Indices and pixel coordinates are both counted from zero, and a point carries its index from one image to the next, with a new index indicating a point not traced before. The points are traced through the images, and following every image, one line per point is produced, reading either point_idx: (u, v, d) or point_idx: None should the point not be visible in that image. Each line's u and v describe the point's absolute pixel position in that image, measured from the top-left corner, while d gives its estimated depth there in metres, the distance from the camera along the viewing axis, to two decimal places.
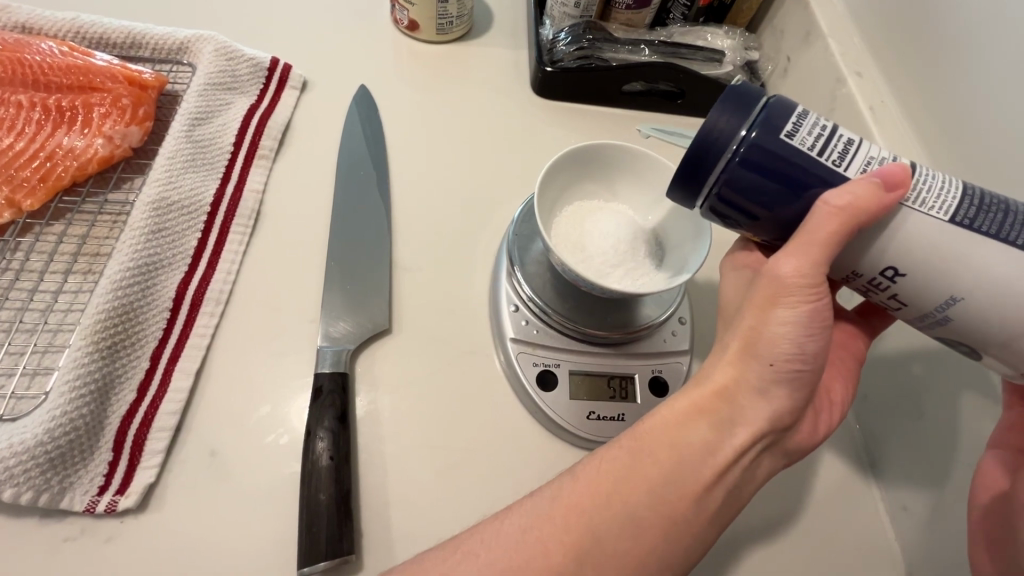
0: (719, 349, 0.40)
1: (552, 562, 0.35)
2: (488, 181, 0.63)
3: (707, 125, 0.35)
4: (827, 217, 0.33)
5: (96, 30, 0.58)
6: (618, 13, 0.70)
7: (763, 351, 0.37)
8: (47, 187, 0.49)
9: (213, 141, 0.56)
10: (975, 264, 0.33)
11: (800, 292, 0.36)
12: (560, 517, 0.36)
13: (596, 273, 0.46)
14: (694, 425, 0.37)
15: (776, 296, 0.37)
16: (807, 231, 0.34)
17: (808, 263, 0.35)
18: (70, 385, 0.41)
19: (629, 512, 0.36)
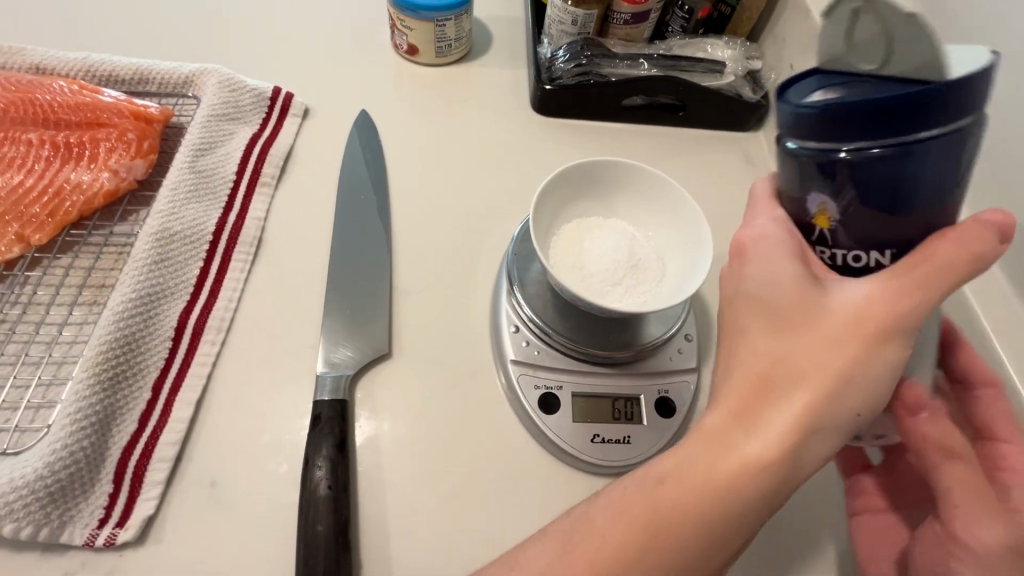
0: (772, 378, 0.31)
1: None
2: (488, 201, 0.63)
3: (965, 81, 0.24)
4: (966, 263, 0.29)
5: (105, 67, 0.60)
6: (617, 29, 0.71)
7: (833, 395, 0.30)
8: (55, 222, 0.50)
9: (217, 171, 0.57)
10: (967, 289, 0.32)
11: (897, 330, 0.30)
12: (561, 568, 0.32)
13: (598, 293, 0.46)
14: (744, 481, 0.30)
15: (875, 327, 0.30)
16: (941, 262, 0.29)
17: (913, 297, 0.29)
18: (71, 418, 0.41)
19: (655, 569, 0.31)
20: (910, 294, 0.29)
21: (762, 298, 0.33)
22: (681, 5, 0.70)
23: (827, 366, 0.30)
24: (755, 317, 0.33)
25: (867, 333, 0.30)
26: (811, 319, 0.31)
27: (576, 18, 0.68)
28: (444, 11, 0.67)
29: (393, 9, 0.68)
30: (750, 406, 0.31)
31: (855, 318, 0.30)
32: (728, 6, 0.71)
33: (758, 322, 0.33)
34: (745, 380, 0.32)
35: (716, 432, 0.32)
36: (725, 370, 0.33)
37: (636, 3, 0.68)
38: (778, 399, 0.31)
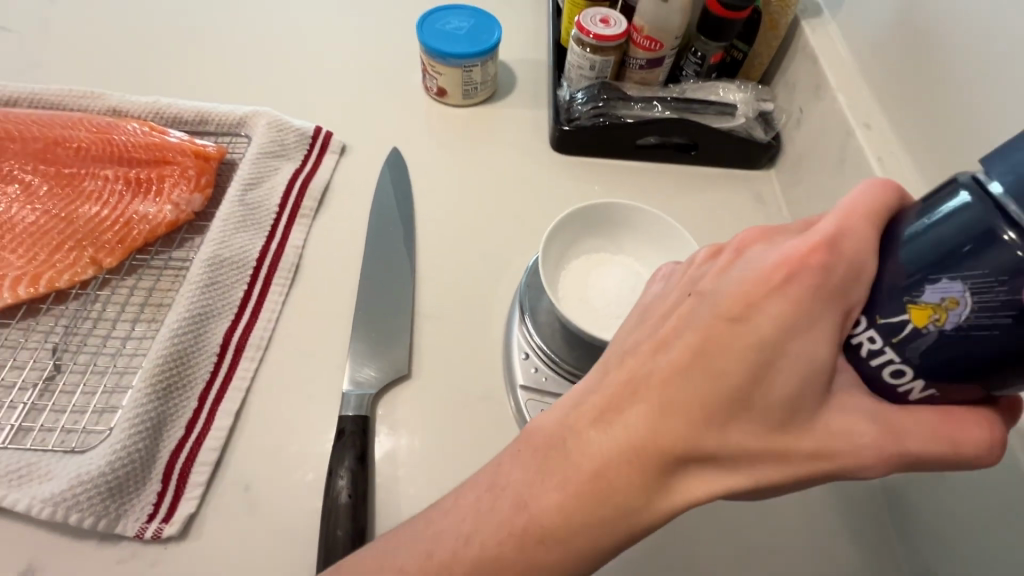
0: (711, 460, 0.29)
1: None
2: (506, 234, 0.67)
3: None
4: (975, 452, 0.29)
5: (171, 110, 0.68)
6: (633, 74, 0.76)
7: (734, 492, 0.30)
8: (124, 247, 0.57)
9: (262, 204, 0.63)
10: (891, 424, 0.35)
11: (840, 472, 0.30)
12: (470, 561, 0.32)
13: (604, 326, 0.49)
14: (622, 532, 0.30)
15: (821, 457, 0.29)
16: (951, 432, 0.29)
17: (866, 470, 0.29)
18: (130, 423, 0.47)
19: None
20: (869, 452, 0.29)
21: (768, 348, 0.28)
22: (694, 52, 0.74)
23: (754, 473, 0.30)
24: (751, 365, 0.28)
25: (801, 461, 0.29)
26: (782, 420, 0.29)
27: (593, 64, 0.73)
28: (471, 57, 0.73)
29: (425, 56, 0.74)
30: (672, 472, 0.30)
31: (811, 445, 0.29)
32: (740, 51, 0.74)
33: (742, 380, 0.28)
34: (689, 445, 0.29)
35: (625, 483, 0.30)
36: (672, 407, 0.29)
37: (650, 50, 0.73)
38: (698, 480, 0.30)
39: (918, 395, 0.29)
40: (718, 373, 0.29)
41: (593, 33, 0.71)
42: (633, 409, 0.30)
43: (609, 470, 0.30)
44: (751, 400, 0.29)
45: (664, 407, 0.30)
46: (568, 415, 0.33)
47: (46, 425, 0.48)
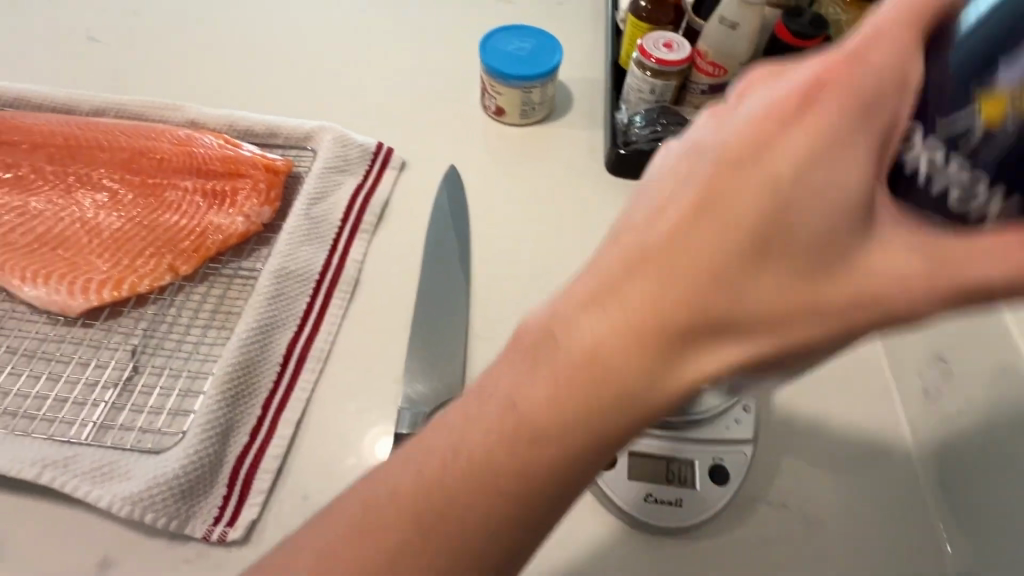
0: (733, 318, 0.28)
1: (487, 520, 0.30)
2: (560, 259, 0.67)
3: None
4: None
5: (244, 123, 0.71)
6: (693, 98, 0.75)
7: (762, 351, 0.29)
8: (199, 255, 0.59)
9: (325, 218, 0.65)
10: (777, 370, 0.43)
11: (878, 328, 0.28)
12: (483, 490, 0.30)
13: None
14: (637, 411, 0.29)
15: (854, 310, 0.28)
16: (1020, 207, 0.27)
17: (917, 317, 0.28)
18: (201, 428, 0.49)
19: (533, 476, 0.30)
20: (919, 295, 0.27)
21: (774, 197, 0.27)
22: None
23: (775, 333, 0.28)
24: (757, 214, 0.27)
25: (822, 309, 0.28)
26: (802, 262, 0.27)
27: (653, 87, 0.73)
28: (531, 79, 0.74)
29: (486, 76, 0.76)
30: (683, 341, 0.28)
31: (832, 295, 0.28)
32: None
33: (750, 232, 0.27)
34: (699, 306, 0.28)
35: (645, 352, 0.28)
36: (673, 272, 0.28)
37: (713, 75, 0.72)
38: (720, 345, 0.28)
39: (995, 214, 0.27)
40: (723, 220, 0.28)
41: (656, 57, 0.70)
42: (633, 284, 0.28)
43: (629, 338, 0.28)
44: (764, 218, 0.27)
45: (663, 267, 0.28)
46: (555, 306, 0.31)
47: (124, 424, 0.50)
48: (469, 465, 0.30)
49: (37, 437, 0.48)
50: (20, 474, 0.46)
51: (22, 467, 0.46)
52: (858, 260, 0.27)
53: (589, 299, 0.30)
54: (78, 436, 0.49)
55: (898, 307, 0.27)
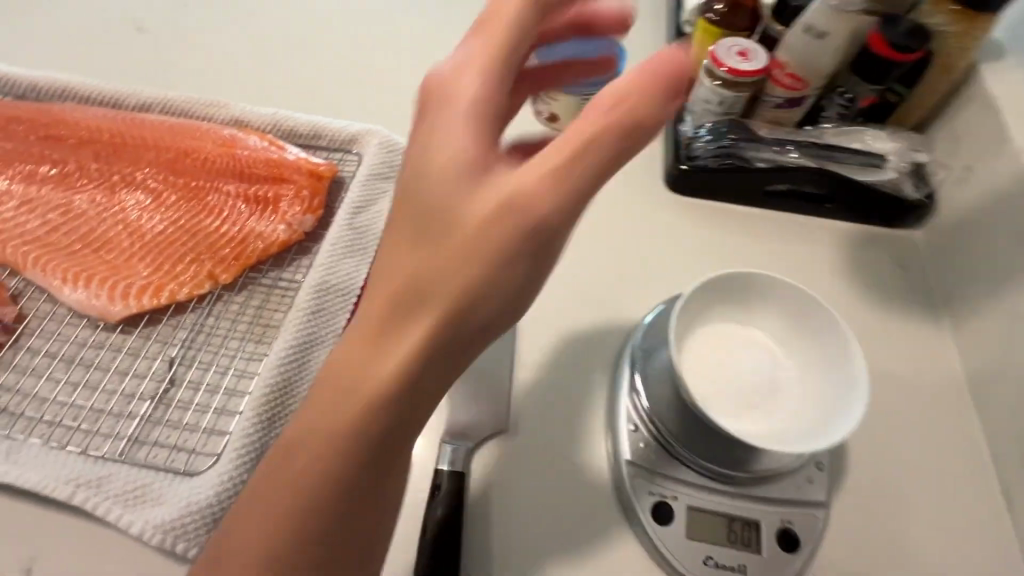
0: (456, 242, 0.30)
1: (320, 473, 0.30)
2: (614, 285, 0.63)
3: None
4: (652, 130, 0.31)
5: (289, 123, 0.68)
6: (766, 111, 0.69)
7: (496, 285, 0.30)
8: (239, 264, 0.57)
9: (369, 227, 0.62)
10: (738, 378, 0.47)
11: (522, 252, 0.30)
12: (322, 436, 0.30)
13: (760, 435, 0.43)
14: (411, 371, 0.30)
15: (507, 248, 0.29)
16: (630, 122, 0.31)
17: (544, 254, 0.30)
18: (237, 452, 0.46)
19: (358, 420, 0.30)
20: (496, 235, 0.29)
21: (445, 198, 0.30)
22: (842, 91, 0.66)
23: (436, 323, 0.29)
24: (428, 209, 0.31)
25: (409, 291, 0.30)
26: (438, 245, 0.30)
27: (722, 99, 0.67)
28: None
29: None
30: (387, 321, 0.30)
31: (417, 263, 0.30)
32: (897, 93, 0.65)
33: (428, 213, 0.31)
34: (422, 207, 0.31)
35: (463, 272, 0.29)
36: (432, 237, 0.30)
37: (793, 88, 0.65)
38: (444, 272, 0.29)
39: None
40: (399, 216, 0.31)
41: (728, 66, 0.64)
42: (392, 261, 0.31)
43: (412, 267, 0.30)
44: (413, 212, 0.31)
45: (420, 229, 0.31)
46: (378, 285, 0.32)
47: (159, 440, 0.48)
48: (314, 401, 0.31)
49: (72, 450, 0.47)
50: (54, 493, 0.45)
51: (56, 485, 0.45)
52: (481, 187, 0.30)
53: (421, 213, 0.31)
54: (111, 451, 0.47)
55: (532, 217, 0.29)
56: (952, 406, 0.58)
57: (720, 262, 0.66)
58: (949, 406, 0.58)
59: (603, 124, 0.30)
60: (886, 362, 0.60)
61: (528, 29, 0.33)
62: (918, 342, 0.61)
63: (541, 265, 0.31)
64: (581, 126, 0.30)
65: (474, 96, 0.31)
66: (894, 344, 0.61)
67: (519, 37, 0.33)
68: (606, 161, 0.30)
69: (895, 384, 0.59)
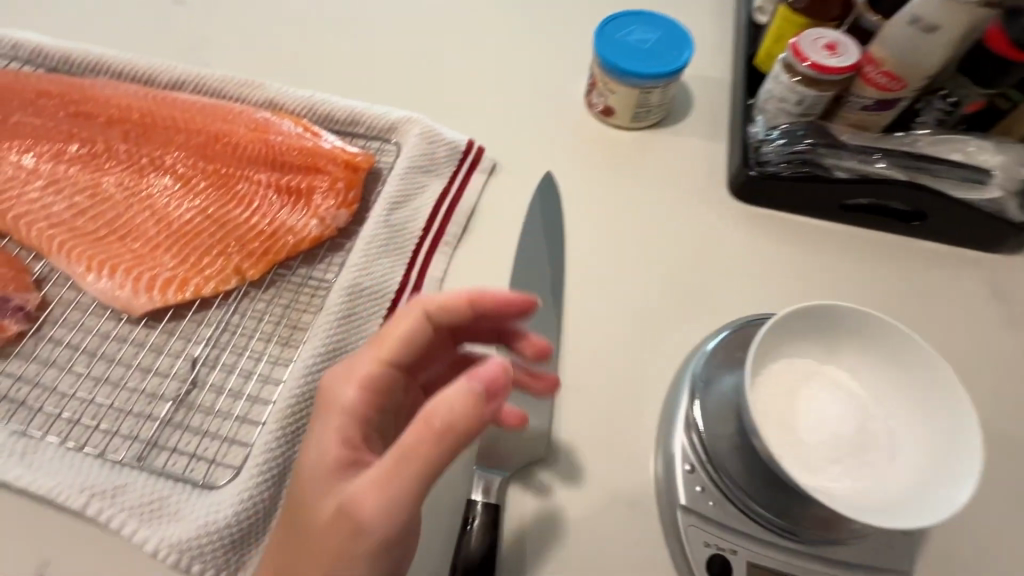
0: (326, 520, 0.35)
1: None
2: (668, 302, 0.57)
3: None
4: (443, 417, 0.33)
5: (325, 108, 0.64)
6: (850, 114, 0.61)
7: (362, 554, 0.34)
8: (267, 259, 0.54)
9: (406, 226, 0.58)
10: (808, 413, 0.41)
11: (362, 550, 0.34)
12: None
13: (848, 497, 0.37)
14: None
15: (345, 502, 0.34)
16: (443, 424, 0.33)
17: (397, 542, 0.35)
18: (257, 467, 0.43)
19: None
20: (345, 518, 0.34)
21: (301, 486, 0.37)
22: (944, 94, 0.58)
23: None
24: (308, 466, 0.37)
25: (303, 550, 0.36)
26: (301, 522, 0.36)
27: (802, 98, 0.59)
28: (655, 78, 0.62)
29: (598, 70, 0.64)
30: None
31: (302, 524, 0.36)
32: (1010, 99, 0.57)
33: (297, 480, 0.38)
34: (310, 468, 0.37)
35: (318, 508, 0.36)
36: (298, 515, 0.37)
37: (886, 89, 0.58)
38: (324, 532, 0.35)
39: None
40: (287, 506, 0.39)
41: (812, 60, 0.57)
42: (287, 524, 0.38)
43: (299, 527, 0.36)
44: (296, 489, 0.38)
45: (300, 487, 0.37)
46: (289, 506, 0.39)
47: (178, 447, 0.45)
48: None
49: (88, 453, 0.44)
50: (67, 501, 0.42)
51: (70, 493, 0.42)
52: (333, 489, 0.36)
53: (309, 502, 0.36)
54: (128, 456, 0.45)
55: (371, 530, 0.34)
56: None
57: (787, 281, 0.60)
58: None
59: (428, 414, 0.33)
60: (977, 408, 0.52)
61: (415, 345, 0.41)
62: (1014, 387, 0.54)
63: (395, 535, 0.34)
64: (403, 437, 0.33)
65: (360, 384, 0.39)
66: (987, 388, 0.54)
67: (406, 354, 0.41)
68: (434, 465, 0.33)
69: (987, 434, 0.52)
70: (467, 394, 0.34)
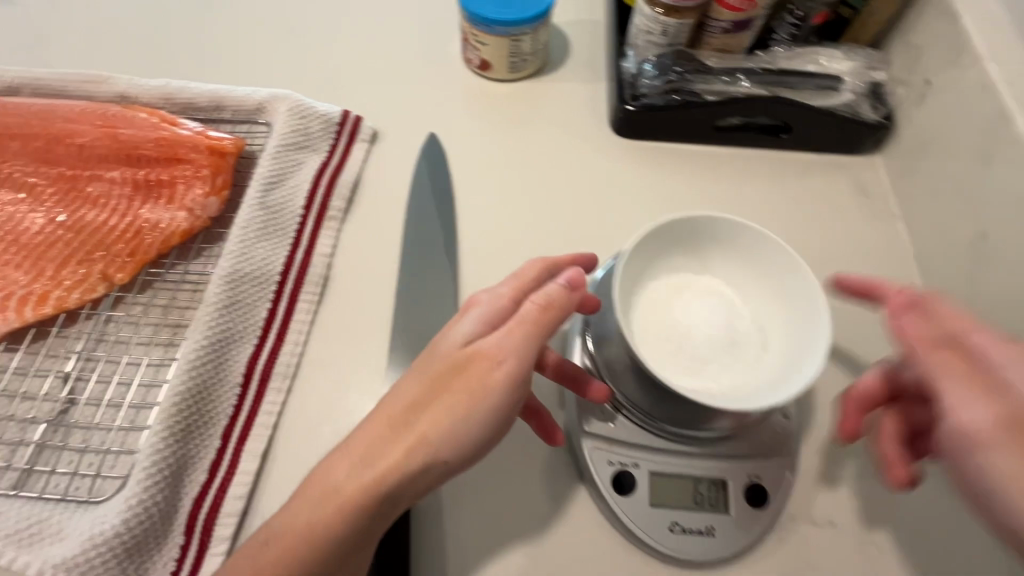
0: (465, 366, 0.36)
1: (338, 527, 0.33)
2: (564, 245, 0.58)
3: None
4: (555, 299, 0.38)
5: (182, 94, 0.60)
6: (713, 39, 0.62)
7: (496, 391, 0.35)
8: (136, 261, 0.51)
9: (285, 205, 0.55)
10: (682, 323, 0.42)
11: (482, 402, 0.35)
12: (340, 487, 0.34)
13: (724, 393, 0.39)
14: (430, 453, 0.34)
15: (485, 359, 0.36)
16: (550, 305, 0.38)
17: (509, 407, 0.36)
18: (146, 471, 0.42)
19: (397, 469, 0.34)
20: (479, 376, 0.36)
21: (441, 353, 0.37)
22: (792, 9, 0.61)
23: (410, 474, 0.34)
24: (450, 342, 0.37)
25: (433, 403, 0.35)
26: (436, 380, 0.36)
27: (666, 29, 0.60)
28: (522, 25, 0.62)
29: (465, 23, 0.63)
30: (384, 442, 0.34)
31: (436, 383, 0.36)
32: (850, 7, 0.62)
33: (435, 349, 0.38)
34: (453, 343, 0.37)
35: (462, 370, 0.36)
36: (432, 374, 0.36)
37: (739, 10, 0.59)
38: (462, 378, 0.36)
39: None
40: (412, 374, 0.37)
41: None
42: (411, 385, 0.37)
43: (437, 381, 0.36)
44: (434, 356, 0.37)
45: (437, 356, 0.37)
46: (422, 368, 0.37)
47: (58, 469, 0.43)
48: (354, 448, 0.35)
49: None
50: None
51: None
52: (477, 349, 0.37)
53: (447, 358, 0.37)
54: (5, 486, 0.42)
55: (494, 380, 0.35)
56: None
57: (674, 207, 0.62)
58: None
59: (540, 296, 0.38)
60: (851, 296, 0.56)
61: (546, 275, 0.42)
62: (887, 274, 0.57)
63: (522, 378, 0.36)
64: (525, 308, 0.38)
65: (511, 285, 0.40)
66: (860, 275, 0.57)
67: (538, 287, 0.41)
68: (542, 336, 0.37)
69: (864, 318, 0.55)
70: (571, 276, 0.40)
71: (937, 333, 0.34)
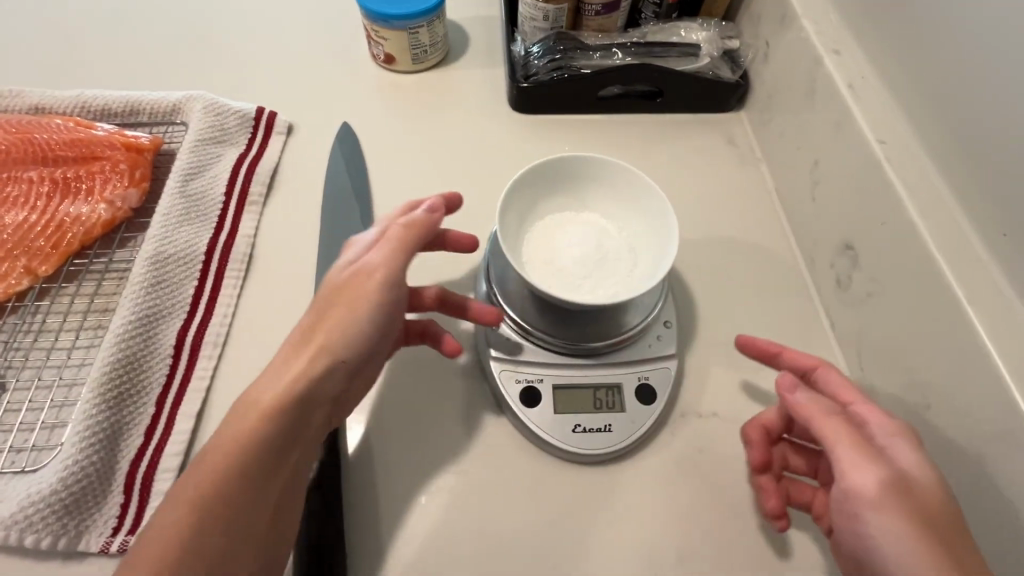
0: (350, 286, 0.43)
1: (262, 433, 0.37)
2: (472, 209, 0.64)
3: None
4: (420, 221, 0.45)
5: (98, 101, 0.63)
6: (589, 21, 0.70)
7: (377, 296, 0.43)
8: (59, 253, 0.53)
9: (206, 193, 0.59)
10: (561, 249, 0.49)
11: (371, 311, 0.42)
12: (260, 399, 0.38)
13: (603, 299, 0.46)
14: (331, 357, 0.41)
15: (372, 278, 0.43)
16: (417, 227, 0.45)
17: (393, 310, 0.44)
18: (81, 436, 0.44)
19: (305, 375, 0.40)
20: (365, 290, 0.43)
21: (330, 285, 0.44)
22: None
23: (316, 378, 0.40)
24: (335, 274, 0.44)
25: (330, 321, 0.42)
26: (326, 303, 0.43)
27: (547, 13, 0.68)
28: (417, 17, 0.68)
29: (366, 21, 0.70)
30: (288, 362, 0.40)
31: (328, 307, 0.42)
32: None
33: (323, 284, 0.44)
34: (340, 273, 0.44)
35: (351, 289, 0.43)
36: (325, 300, 0.43)
37: None
38: (347, 294, 0.43)
39: None
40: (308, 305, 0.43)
41: None
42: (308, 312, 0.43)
43: (329, 303, 0.43)
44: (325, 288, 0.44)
45: (326, 288, 0.43)
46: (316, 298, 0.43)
47: None
48: (272, 367, 0.40)
49: None
50: None
51: None
52: (362, 271, 0.43)
53: (336, 279, 0.44)
54: None
55: (379, 291, 0.43)
56: (789, 255, 0.63)
57: None
58: (782, 253, 0.63)
59: (408, 224, 0.45)
60: (724, 227, 0.64)
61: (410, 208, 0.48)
62: (754, 207, 0.66)
63: (400, 287, 0.44)
64: (395, 232, 0.45)
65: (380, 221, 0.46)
66: (731, 210, 0.66)
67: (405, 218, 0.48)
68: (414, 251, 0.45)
69: (735, 244, 0.63)
70: (433, 204, 0.47)
71: (825, 406, 0.40)
